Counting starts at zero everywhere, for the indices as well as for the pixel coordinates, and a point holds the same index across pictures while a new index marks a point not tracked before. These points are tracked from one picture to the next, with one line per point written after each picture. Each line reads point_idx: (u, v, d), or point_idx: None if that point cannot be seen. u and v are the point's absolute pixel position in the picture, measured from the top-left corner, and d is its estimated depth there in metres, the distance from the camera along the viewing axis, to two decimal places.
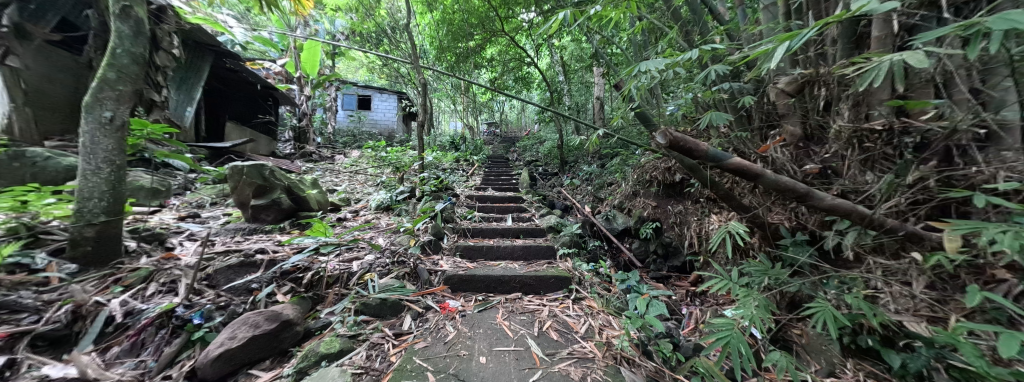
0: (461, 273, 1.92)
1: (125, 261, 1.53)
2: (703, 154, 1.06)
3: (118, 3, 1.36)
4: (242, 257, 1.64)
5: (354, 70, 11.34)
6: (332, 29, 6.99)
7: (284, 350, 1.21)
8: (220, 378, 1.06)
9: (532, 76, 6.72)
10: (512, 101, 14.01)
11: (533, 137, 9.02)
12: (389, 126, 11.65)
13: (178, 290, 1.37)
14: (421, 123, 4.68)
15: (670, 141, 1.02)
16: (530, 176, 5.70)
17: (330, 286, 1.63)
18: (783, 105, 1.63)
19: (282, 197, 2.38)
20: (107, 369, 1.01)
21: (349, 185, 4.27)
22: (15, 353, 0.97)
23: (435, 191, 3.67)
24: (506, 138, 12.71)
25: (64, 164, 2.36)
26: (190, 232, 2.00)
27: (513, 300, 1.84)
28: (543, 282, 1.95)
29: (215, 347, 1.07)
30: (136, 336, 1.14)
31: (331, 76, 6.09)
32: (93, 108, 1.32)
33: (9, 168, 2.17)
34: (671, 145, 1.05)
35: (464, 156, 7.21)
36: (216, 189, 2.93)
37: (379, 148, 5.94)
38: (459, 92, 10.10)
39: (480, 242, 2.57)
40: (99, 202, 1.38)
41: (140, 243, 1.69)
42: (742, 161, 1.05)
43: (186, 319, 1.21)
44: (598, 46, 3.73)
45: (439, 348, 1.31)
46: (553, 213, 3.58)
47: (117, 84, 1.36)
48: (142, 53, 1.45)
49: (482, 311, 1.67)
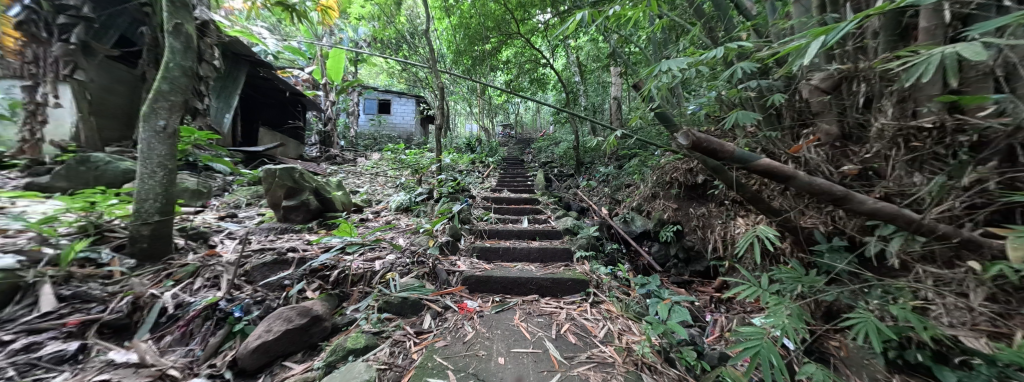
0: (478, 274, 1.97)
1: (175, 257, 1.65)
2: (727, 155, 1.03)
3: (171, 21, 1.49)
4: (276, 255, 1.73)
5: (374, 77, 11.80)
6: (355, 37, 7.28)
7: (314, 344, 1.27)
8: (257, 369, 1.13)
9: (548, 78, 6.72)
10: (526, 103, 14.12)
11: (547, 138, 9.01)
12: (407, 129, 12.02)
13: (220, 285, 1.46)
14: (438, 126, 4.79)
15: (694, 142, 1.01)
16: (545, 177, 5.70)
17: (355, 284, 1.71)
18: (816, 103, 1.56)
19: (310, 199, 2.51)
20: (162, 356, 1.11)
21: (371, 186, 4.44)
22: (87, 339, 1.08)
23: (451, 193, 3.77)
24: (521, 139, 12.76)
25: (122, 168, 2.58)
26: (229, 231, 2.14)
27: (531, 301, 1.85)
28: (560, 284, 1.94)
29: (254, 339, 1.14)
30: (185, 326, 1.23)
31: (354, 82, 6.34)
32: (149, 118, 1.46)
33: (77, 171, 2.42)
34: (694, 146, 1.04)
35: (480, 158, 7.30)
36: (250, 190, 3.11)
37: (399, 152, 6.13)
38: (475, 94, 10.24)
39: (496, 243, 2.61)
40: (153, 203, 1.51)
41: (187, 241, 1.83)
42: (773, 163, 1.02)
43: (228, 311, 1.29)
44: (616, 45, 3.68)
45: (458, 347, 1.33)
46: (569, 215, 3.57)
47: (169, 95, 1.49)
48: (191, 67, 1.58)
49: (499, 312, 1.70)
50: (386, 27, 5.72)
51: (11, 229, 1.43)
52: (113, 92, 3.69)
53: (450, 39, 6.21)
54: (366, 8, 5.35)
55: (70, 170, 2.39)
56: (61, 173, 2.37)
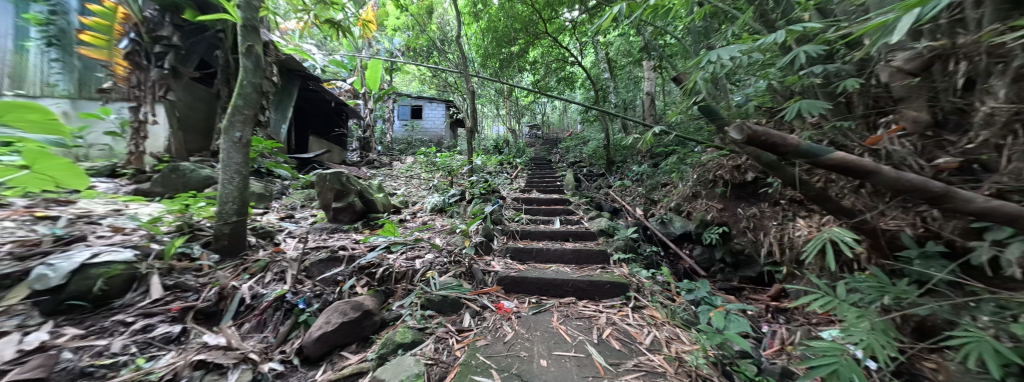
0: (514, 275, 1.98)
1: (249, 252, 1.85)
2: (790, 148, 0.98)
3: (245, 44, 1.69)
4: (329, 252, 1.87)
5: (406, 85, 12.38)
6: (390, 47, 7.71)
7: (365, 337, 1.35)
8: (320, 357, 1.23)
9: (576, 76, 6.61)
10: (553, 103, 13.99)
11: (575, 138, 8.84)
12: (438, 133, 12.47)
13: (286, 279, 1.61)
14: (468, 130, 4.92)
15: (750, 136, 0.98)
16: (575, 177, 5.60)
17: (399, 281, 1.79)
18: (899, 87, 1.36)
19: (356, 201, 2.70)
20: (243, 340, 1.25)
21: (406, 188, 4.65)
22: (185, 324, 1.25)
23: (483, 194, 3.85)
24: (548, 139, 12.68)
25: (202, 175, 2.96)
26: (289, 230, 2.37)
27: (568, 304, 1.82)
28: (597, 287, 1.89)
29: (316, 330, 1.24)
30: (260, 315, 1.37)
31: (389, 89, 6.71)
32: (227, 131, 1.66)
33: (170, 178, 2.81)
34: (750, 140, 1.00)
35: (508, 159, 7.35)
36: (303, 193, 3.41)
37: (431, 154, 6.38)
38: (502, 96, 10.35)
39: (529, 244, 2.62)
40: (231, 205, 1.71)
41: (258, 239, 2.06)
42: (847, 156, 0.93)
43: (294, 303, 1.42)
44: (650, 38, 3.52)
45: (499, 347, 1.35)
46: (603, 216, 3.47)
47: (244, 109, 1.69)
48: (260, 83, 1.77)
49: (537, 313, 1.69)
50: (419, 36, 5.99)
51: (127, 227, 1.70)
52: (195, 108, 4.19)
53: (478, 43, 6.31)
54: (401, 19, 5.65)
55: (164, 177, 2.78)
56: (158, 180, 2.78)
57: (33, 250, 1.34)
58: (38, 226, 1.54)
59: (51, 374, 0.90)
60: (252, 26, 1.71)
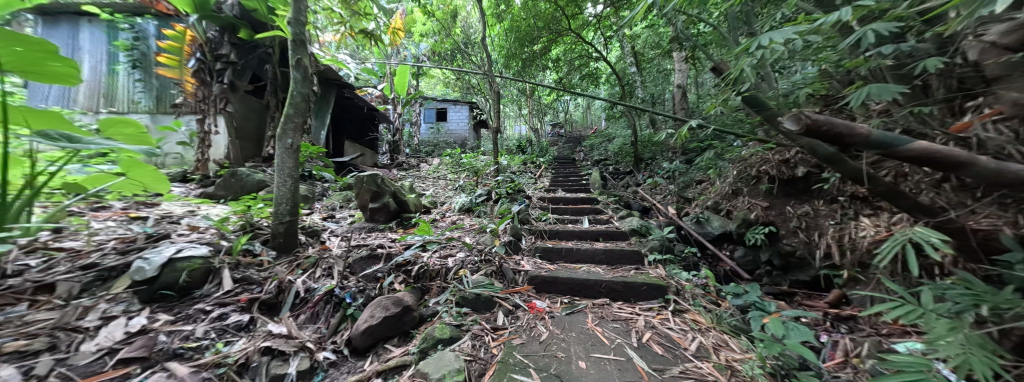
0: (545, 274, 1.97)
1: (301, 249, 2.00)
2: (858, 139, 1.01)
3: (295, 57, 1.83)
4: (369, 250, 1.97)
5: (430, 89, 12.74)
6: (416, 53, 7.99)
7: (406, 331, 1.41)
8: (366, 349, 1.30)
9: (601, 72, 6.44)
10: (576, 100, 13.73)
11: (600, 135, 8.62)
12: (461, 134, 12.74)
13: (333, 274, 1.71)
14: (493, 130, 4.98)
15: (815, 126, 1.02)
16: (601, 175, 5.46)
17: (433, 279, 1.85)
18: (993, 65, 1.11)
19: (390, 201, 2.83)
20: (300, 330, 1.35)
21: (434, 189, 4.79)
22: (251, 314, 1.37)
23: (509, 194, 3.87)
24: (571, 137, 12.49)
25: (256, 178, 3.24)
26: (331, 229, 2.52)
27: (602, 305, 1.78)
28: (633, 289, 1.83)
29: (362, 323, 1.31)
30: (313, 308, 1.48)
31: (416, 94, 6.95)
32: (281, 138, 1.81)
33: (230, 182, 3.12)
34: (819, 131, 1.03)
35: (531, 158, 7.32)
36: (341, 194, 3.63)
37: (456, 155, 6.52)
38: (524, 96, 10.34)
39: (558, 244, 2.59)
40: (285, 206, 1.86)
41: (306, 237, 2.22)
42: (926, 146, 0.95)
43: (341, 298, 1.51)
44: (683, 28, 3.34)
45: (535, 346, 1.35)
46: (634, 215, 3.35)
47: (294, 117, 1.83)
48: (308, 93, 1.91)
49: (570, 314, 1.67)
50: (444, 40, 6.14)
51: (201, 227, 1.91)
52: (250, 119, 4.61)
53: (501, 44, 6.34)
54: (427, 25, 5.83)
55: (226, 181, 3.09)
56: (221, 183, 3.09)
57: (131, 246, 1.56)
58: (134, 226, 1.79)
59: (151, 354, 1.05)
60: (301, 40, 1.84)
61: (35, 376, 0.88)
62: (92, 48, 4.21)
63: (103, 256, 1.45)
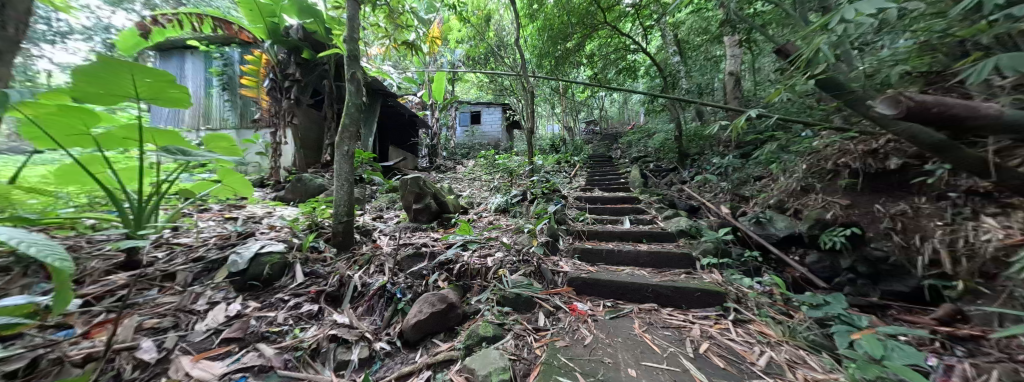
0: (585, 276, 1.91)
1: (356, 246, 2.18)
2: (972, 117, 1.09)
3: (350, 71, 2.00)
4: (415, 249, 2.08)
5: (465, 93, 13.13)
6: (452, 59, 8.31)
7: (451, 328, 1.46)
8: (416, 342, 1.37)
9: (639, 64, 6.11)
10: (612, 96, 13.16)
11: (639, 130, 8.17)
12: (495, 136, 12.96)
13: (384, 270, 1.84)
14: (527, 130, 4.98)
15: (909, 111, 1.14)
16: (641, 173, 5.18)
17: (474, 277, 1.89)
18: None
19: (431, 202, 2.97)
20: (359, 321, 1.48)
21: (470, 190, 4.92)
22: (318, 304, 1.53)
23: (545, 193, 3.83)
24: (606, 134, 12.05)
25: (315, 182, 3.60)
26: (380, 229, 2.72)
27: (650, 311, 1.69)
28: (685, 294, 1.71)
29: (412, 317, 1.39)
30: (369, 301, 1.60)
31: (452, 99, 7.22)
32: (340, 145, 2.00)
33: (297, 186, 3.52)
34: (913, 114, 1.14)
35: (566, 157, 7.19)
36: (387, 196, 3.90)
37: (490, 157, 6.64)
38: (557, 94, 10.19)
39: (597, 245, 2.50)
40: (343, 208, 2.04)
41: (360, 236, 2.42)
42: None
43: (393, 293, 1.61)
44: (737, 8, 3.03)
45: (580, 349, 1.31)
46: (680, 214, 3.12)
47: (349, 126, 2.00)
48: (360, 103, 2.08)
49: (614, 318, 1.61)
50: (479, 45, 6.29)
51: (277, 226, 2.19)
52: (311, 130, 5.17)
53: (534, 44, 6.30)
54: (462, 32, 6.02)
55: (294, 185, 3.50)
56: (290, 187, 3.50)
57: (227, 242, 1.84)
58: (227, 225, 2.10)
59: (246, 335, 1.25)
60: (355, 56, 2.02)
61: (165, 349, 1.11)
62: (193, 75, 5.05)
63: (208, 250, 1.72)
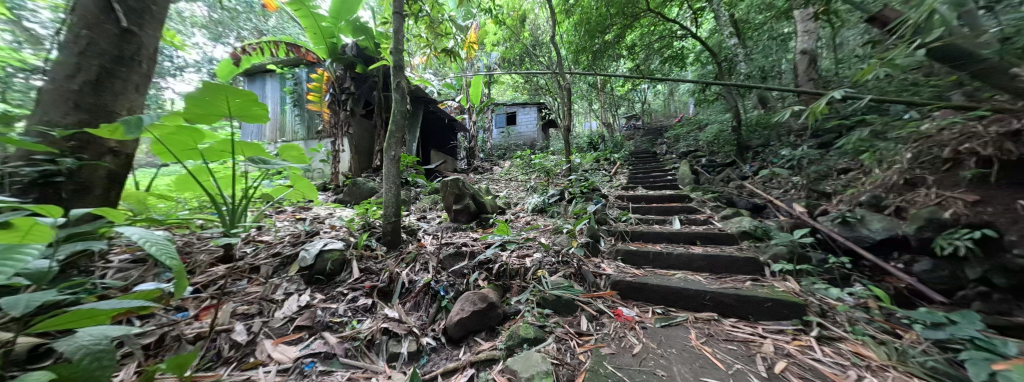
0: (631, 279, 1.80)
1: (404, 245, 2.32)
2: None
3: (396, 81, 2.14)
4: (456, 248, 2.14)
5: (501, 95, 13.33)
6: (488, 63, 8.49)
7: (492, 327, 1.47)
8: (459, 340, 1.41)
9: (688, 50, 5.61)
10: (657, 88, 12.27)
11: (689, 122, 7.49)
12: (531, 136, 12.94)
13: (428, 268, 1.93)
14: (564, 128, 4.87)
15: None
16: (691, 169, 4.74)
17: (513, 277, 1.88)
18: None
19: (470, 203, 3.05)
20: (408, 315, 1.57)
21: (507, 191, 4.96)
22: (371, 297, 1.66)
23: (584, 192, 3.70)
24: (648, 129, 11.32)
25: (367, 185, 3.94)
26: (424, 228, 2.87)
27: (708, 321, 1.55)
28: (751, 304, 1.54)
29: (455, 315, 1.43)
30: (416, 298, 1.68)
31: (489, 101, 7.37)
32: (389, 150, 2.15)
33: (353, 189, 3.89)
34: None
35: (605, 155, 6.88)
36: (429, 197, 4.11)
37: (527, 157, 6.63)
38: (595, 90, 9.82)
39: (643, 247, 2.35)
40: (392, 209, 2.18)
41: (407, 235, 2.57)
42: None
43: (436, 291, 1.68)
44: None
45: (628, 358, 1.24)
46: (741, 214, 2.78)
47: (395, 132, 2.15)
48: (405, 110, 2.21)
49: (667, 327, 1.50)
50: (514, 46, 6.33)
51: (337, 225, 2.43)
52: (364, 138, 5.68)
53: (570, 40, 6.13)
54: (498, 35, 6.10)
55: (350, 189, 3.87)
56: (348, 190, 3.88)
57: (298, 239, 2.10)
58: (298, 225, 2.40)
59: (314, 323, 1.41)
60: (400, 66, 2.15)
61: (254, 332, 1.30)
62: (271, 93, 5.87)
63: (284, 246, 1.98)
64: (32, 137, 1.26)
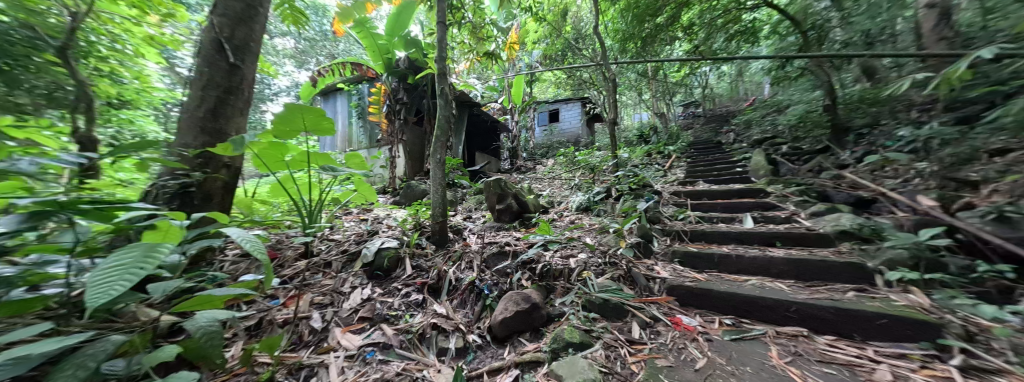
0: (691, 285, 1.64)
1: (451, 243, 2.44)
2: None
3: (441, 88, 2.25)
4: (499, 247, 2.17)
5: (543, 93, 13.20)
6: (529, 62, 8.47)
7: (537, 328, 1.46)
8: (504, 339, 1.42)
9: (760, 22, 4.83)
10: (721, 69, 10.83)
11: (762, 105, 6.45)
12: (575, 132, 12.54)
13: (473, 266, 1.99)
14: (609, 121, 4.60)
15: None
16: (765, 159, 4.07)
17: (557, 278, 1.84)
18: None
19: (513, 202, 3.07)
20: (455, 311, 1.64)
21: (551, 189, 4.88)
22: (422, 292, 1.78)
23: (633, 189, 3.45)
24: (711, 116, 10.06)
25: (418, 187, 4.25)
26: (470, 228, 2.98)
27: (793, 336, 1.34)
28: (851, 318, 1.30)
29: (499, 314, 1.44)
30: (462, 295, 1.74)
31: (531, 100, 7.34)
32: (436, 154, 2.28)
33: (407, 191, 4.23)
34: None
35: (657, 147, 6.33)
36: (474, 197, 4.27)
37: (570, 154, 6.44)
38: (645, 78, 9.09)
39: (706, 248, 2.11)
40: (440, 209, 2.31)
41: (454, 234, 2.70)
42: None
43: (481, 289, 1.73)
44: None
45: (689, 373, 1.12)
46: (837, 211, 2.29)
47: (441, 136, 2.26)
48: (449, 114, 2.32)
49: (739, 340, 1.33)
50: (555, 42, 6.19)
51: (393, 225, 2.67)
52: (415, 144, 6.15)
53: (615, 28, 5.77)
54: (539, 32, 6.03)
55: (405, 191, 4.22)
56: (403, 192, 4.24)
57: (362, 237, 2.35)
58: (363, 225, 2.70)
59: (374, 315, 1.56)
60: (443, 73, 2.26)
61: (327, 320, 1.50)
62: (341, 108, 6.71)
63: (350, 244, 2.24)
64: (175, 158, 1.62)
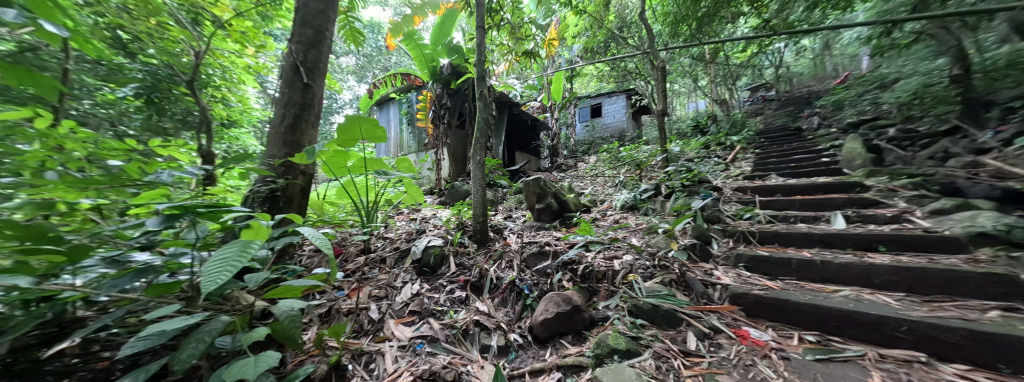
0: (760, 293, 1.45)
1: (492, 242, 2.50)
2: None
3: (480, 90, 2.31)
4: (539, 247, 2.16)
5: (585, 87, 12.74)
6: (569, 56, 8.23)
7: (579, 331, 1.42)
8: (546, 340, 1.41)
9: None
10: (800, 44, 9.23)
11: (858, 82, 5.33)
12: (619, 126, 11.87)
13: (513, 265, 2.01)
14: (658, 113, 4.25)
15: None
16: (861, 146, 3.37)
17: (600, 280, 1.75)
18: None
19: (553, 201, 3.03)
20: (496, 309, 1.67)
21: (593, 187, 4.69)
22: (466, 289, 1.86)
23: (686, 186, 3.14)
24: (787, 100, 8.64)
25: (461, 187, 4.44)
26: (510, 227, 3.02)
27: (905, 361, 1.09)
28: (993, 343, 1.02)
29: (540, 314, 1.43)
30: (502, 294, 1.77)
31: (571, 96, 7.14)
32: (476, 155, 2.36)
33: (451, 191, 4.45)
34: None
35: (716, 139, 5.67)
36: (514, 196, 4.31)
37: (614, 150, 6.11)
38: (702, 63, 8.17)
39: (779, 252, 1.84)
40: (481, 209, 2.38)
41: (494, 233, 2.76)
42: None
43: (521, 288, 1.74)
44: None
45: None
46: (971, 210, 1.79)
47: (480, 137, 2.32)
48: (488, 115, 2.37)
49: (825, 360, 1.13)
50: (597, 33, 5.92)
51: (439, 224, 2.83)
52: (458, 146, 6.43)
53: (665, 11, 5.30)
54: (579, 24, 5.82)
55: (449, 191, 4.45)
56: (447, 192, 4.47)
57: (411, 235, 2.54)
58: (412, 223, 2.91)
59: (422, 309, 1.68)
60: (482, 76, 2.31)
61: (383, 311, 1.65)
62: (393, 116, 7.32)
63: (402, 242, 2.43)
64: (265, 167, 1.94)
